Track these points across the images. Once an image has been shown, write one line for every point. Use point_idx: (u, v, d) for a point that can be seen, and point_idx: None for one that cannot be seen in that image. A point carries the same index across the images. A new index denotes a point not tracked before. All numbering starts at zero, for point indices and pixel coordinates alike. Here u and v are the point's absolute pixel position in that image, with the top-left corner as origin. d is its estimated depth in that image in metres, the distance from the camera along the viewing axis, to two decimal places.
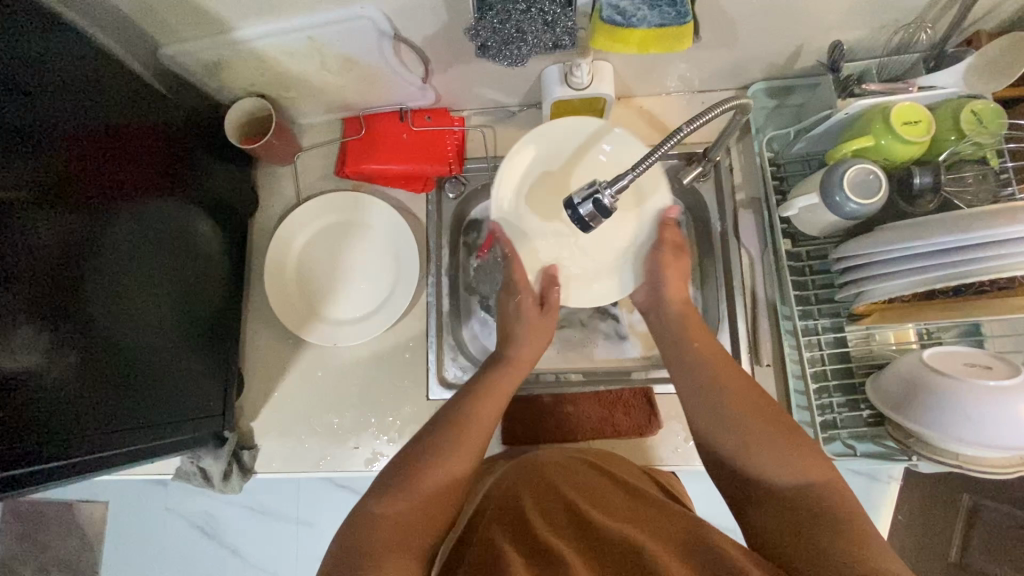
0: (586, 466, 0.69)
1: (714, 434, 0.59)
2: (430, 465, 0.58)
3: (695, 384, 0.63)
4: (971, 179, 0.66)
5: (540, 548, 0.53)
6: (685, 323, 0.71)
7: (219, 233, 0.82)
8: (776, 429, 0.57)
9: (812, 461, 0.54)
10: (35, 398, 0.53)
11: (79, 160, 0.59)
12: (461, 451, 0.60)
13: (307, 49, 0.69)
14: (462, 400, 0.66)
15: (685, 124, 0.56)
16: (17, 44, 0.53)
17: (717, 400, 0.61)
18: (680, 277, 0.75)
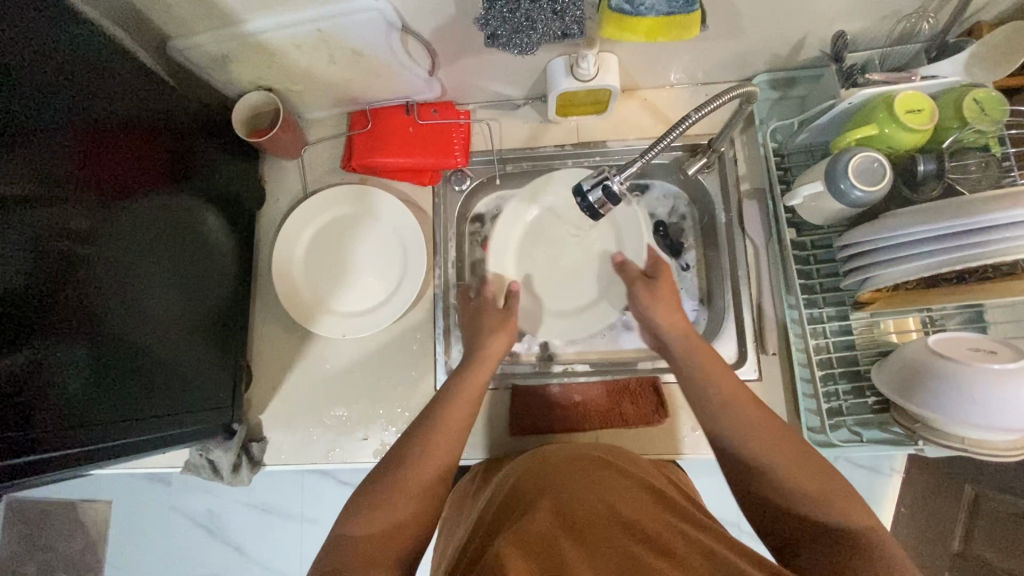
0: (598, 459, 0.67)
1: (741, 461, 0.59)
2: (394, 494, 0.58)
3: (725, 419, 0.62)
4: (975, 167, 0.67)
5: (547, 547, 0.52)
6: (693, 347, 0.70)
7: (228, 227, 0.83)
8: (805, 468, 0.56)
9: (853, 504, 0.53)
10: (45, 389, 0.53)
11: (90, 153, 0.60)
12: (423, 479, 0.60)
13: (315, 42, 0.70)
14: (432, 420, 0.66)
15: (694, 112, 0.58)
16: (27, 33, 0.53)
17: (737, 435, 0.60)
18: (669, 308, 0.75)
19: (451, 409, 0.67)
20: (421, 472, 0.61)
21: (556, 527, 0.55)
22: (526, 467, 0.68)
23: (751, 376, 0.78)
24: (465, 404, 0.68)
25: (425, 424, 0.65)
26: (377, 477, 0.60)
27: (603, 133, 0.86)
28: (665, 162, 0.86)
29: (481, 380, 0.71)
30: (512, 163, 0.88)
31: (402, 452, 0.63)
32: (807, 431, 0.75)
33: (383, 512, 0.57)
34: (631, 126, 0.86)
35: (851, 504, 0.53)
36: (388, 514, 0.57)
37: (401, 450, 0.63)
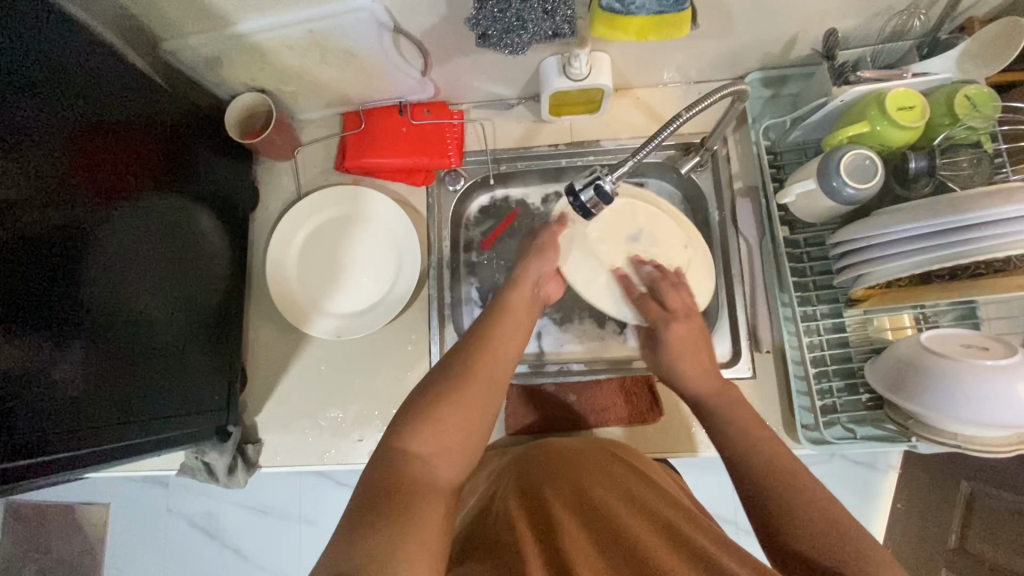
0: (605, 453, 0.69)
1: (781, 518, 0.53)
2: (453, 409, 0.57)
3: (784, 496, 0.54)
4: (966, 163, 0.67)
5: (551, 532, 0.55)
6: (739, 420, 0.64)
7: (221, 228, 0.82)
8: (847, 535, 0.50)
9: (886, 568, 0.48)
10: (42, 391, 0.53)
11: (83, 154, 0.60)
12: (475, 404, 0.58)
13: (308, 43, 0.70)
14: (484, 341, 0.65)
15: (685, 111, 0.57)
16: (22, 37, 0.54)
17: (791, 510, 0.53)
18: (694, 354, 0.72)
19: (504, 332, 0.68)
20: (476, 389, 0.60)
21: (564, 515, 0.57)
22: (530, 454, 0.70)
23: (745, 374, 0.78)
24: (517, 329, 0.69)
25: (465, 359, 0.63)
26: (426, 392, 0.59)
27: (596, 132, 0.86)
28: (658, 160, 0.87)
29: (525, 308, 0.72)
30: (505, 163, 0.88)
31: (455, 378, 0.60)
32: (801, 429, 0.75)
33: (439, 426, 0.55)
34: (624, 125, 0.86)
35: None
36: (440, 427, 0.55)
37: (458, 368, 0.61)
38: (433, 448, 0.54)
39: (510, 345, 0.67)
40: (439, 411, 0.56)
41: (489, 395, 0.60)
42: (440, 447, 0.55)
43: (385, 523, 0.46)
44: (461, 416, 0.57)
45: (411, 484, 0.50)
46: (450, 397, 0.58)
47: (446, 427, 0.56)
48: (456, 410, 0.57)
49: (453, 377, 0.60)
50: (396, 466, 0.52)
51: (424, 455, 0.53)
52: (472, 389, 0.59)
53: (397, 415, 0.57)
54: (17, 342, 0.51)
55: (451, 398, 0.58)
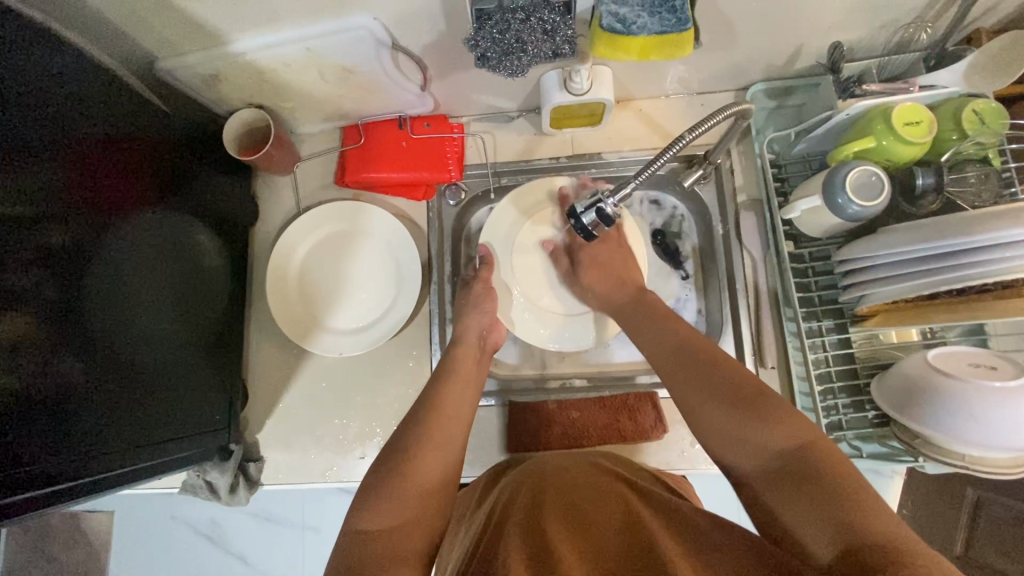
0: (591, 465, 0.68)
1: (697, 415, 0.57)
2: (406, 489, 0.57)
3: (687, 388, 0.58)
4: (973, 179, 0.66)
5: (543, 551, 0.51)
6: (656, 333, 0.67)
7: (220, 244, 0.82)
8: (744, 399, 0.54)
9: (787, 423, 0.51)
10: (45, 414, 0.53)
11: (80, 175, 0.59)
12: (427, 478, 0.59)
13: (305, 60, 0.69)
14: (433, 403, 0.66)
15: (688, 131, 0.57)
16: (17, 62, 0.53)
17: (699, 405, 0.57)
18: (600, 274, 0.79)
19: (449, 394, 0.68)
20: (428, 453, 0.61)
21: (553, 526, 0.55)
22: (526, 472, 0.68)
23: None
24: (463, 379, 0.70)
25: (420, 418, 0.64)
26: (381, 467, 0.60)
27: (598, 144, 0.85)
28: (662, 174, 0.86)
29: (471, 367, 0.73)
30: (506, 176, 0.87)
31: (405, 449, 0.61)
32: None
33: (397, 501, 0.56)
34: (626, 137, 0.85)
35: (795, 426, 0.51)
36: (400, 501, 0.56)
37: (407, 437, 0.62)
38: (392, 522, 0.55)
39: (456, 400, 0.68)
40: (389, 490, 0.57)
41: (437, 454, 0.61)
42: (403, 523, 0.55)
43: None
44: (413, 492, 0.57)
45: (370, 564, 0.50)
46: (402, 469, 0.59)
47: (398, 503, 0.56)
48: (414, 480, 0.58)
49: (399, 448, 0.62)
50: (359, 545, 0.52)
51: (391, 526, 0.54)
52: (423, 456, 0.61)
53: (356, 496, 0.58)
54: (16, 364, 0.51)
55: (408, 471, 0.59)
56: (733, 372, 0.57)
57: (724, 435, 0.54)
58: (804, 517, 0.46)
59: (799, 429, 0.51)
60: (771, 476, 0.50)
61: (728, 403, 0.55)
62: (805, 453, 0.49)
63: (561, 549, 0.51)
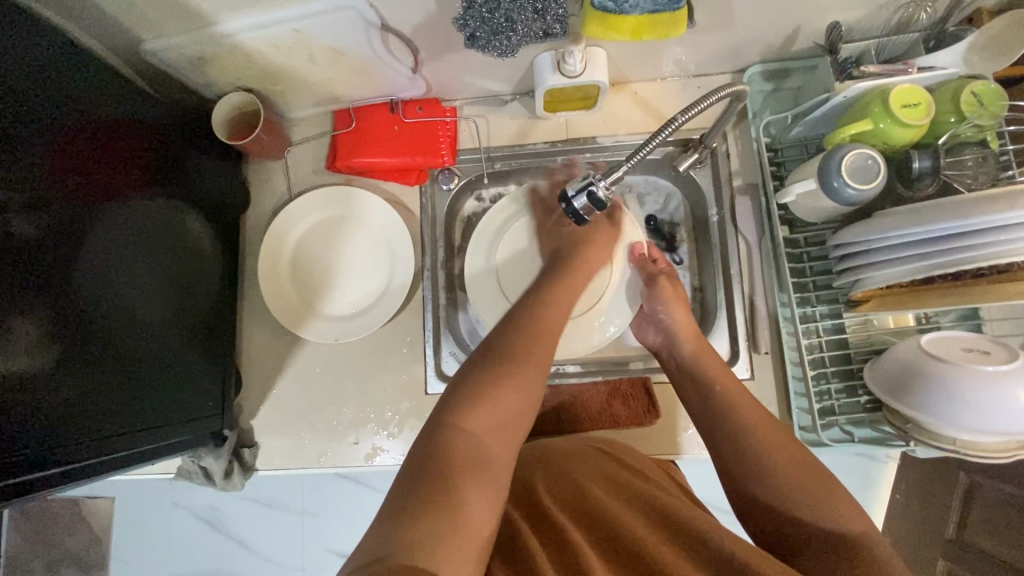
0: (600, 453, 0.68)
1: (749, 473, 0.59)
2: (509, 375, 0.58)
3: (746, 444, 0.60)
4: (971, 162, 0.66)
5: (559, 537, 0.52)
6: (734, 399, 0.65)
7: (211, 230, 0.81)
8: (816, 488, 0.56)
9: (846, 507, 0.54)
10: (40, 399, 0.54)
11: (71, 158, 0.59)
12: (529, 377, 0.59)
13: (293, 41, 0.67)
14: (520, 350, 0.61)
15: (681, 113, 0.56)
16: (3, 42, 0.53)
17: (767, 468, 0.58)
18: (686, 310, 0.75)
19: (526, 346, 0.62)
20: (512, 395, 0.57)
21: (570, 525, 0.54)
22: (526, 464, 0.67)
23: (743, 375, 0.78)
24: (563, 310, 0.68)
25: (523, 322, 0.64)
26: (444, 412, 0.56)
27: (593, 128, 0.84)
28: (658, 157, 0.85)
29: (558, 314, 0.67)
30: (500, 161, 0.86)
31: (505, 361, 0.60)
32: (799, 430, 0.75)
33: (463, 441, 0.53)
34: (621, 120, 0.84)
35: (850, 511, 0.54)
36: (476, 423, 0.55)
37: (472, 386, 0.57)
38: (488, 429, 0.55)
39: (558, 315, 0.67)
40: (495, 390, 0.57)
41: (538, 369, 0.61)
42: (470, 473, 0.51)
43: (430, 495, 0.47)
44: (516, 397, 0.57)
45: (458, 464, 0.51)
46: (501, 369, 0.59)
47: (501, 403, 0.57)
48: (483, 426, 0.55)
49: (506, 354, 0.60)
50: (415, 477, 0.49)
51: (454, 462, 0.51)
52: (507, 400, 0.57)
53: (442, 397, 0.58)
54: (12, 348, 0.52)
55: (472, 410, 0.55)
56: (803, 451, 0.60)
57: (785, 505, 0.56)
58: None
59: (856, 518, 0.54)
60: (821, 548, 0.51)
61: (795, 476, 0.57)
62: (859, 537, 0.52)
63: (575, 539, 0.52)
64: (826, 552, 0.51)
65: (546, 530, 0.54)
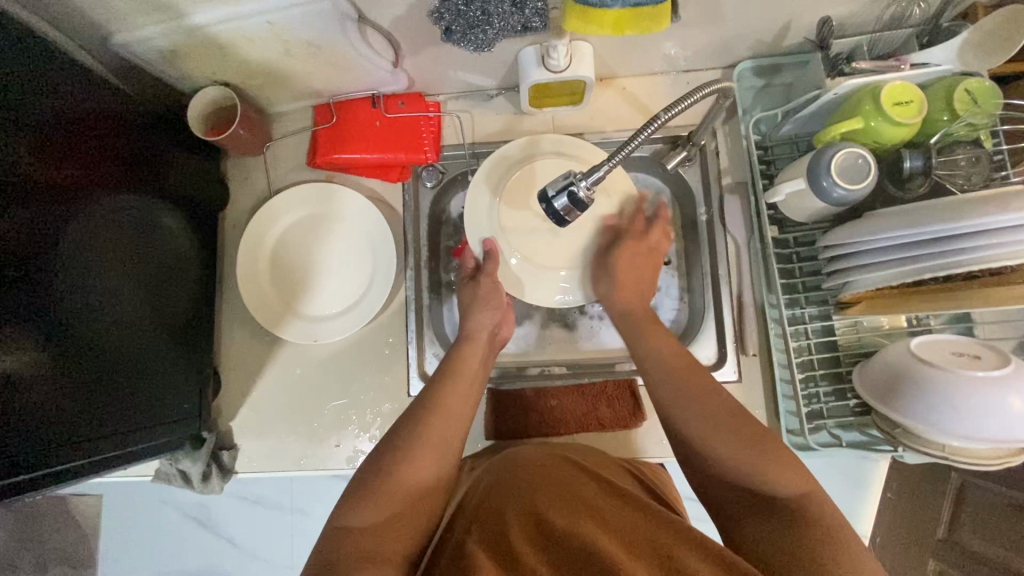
0: (562, 460, 0.64)
1: (696, 447, 0.57)
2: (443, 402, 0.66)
3: (689, 413, 0.59)
4: (963, 161, 0.63)
5: (512, 553, 0.49)
6: (676, 366, 0.63)
7: (188, 227, 0.79)
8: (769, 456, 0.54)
9: (796, 475, 0.53)
10: (16, 401, 0.53)
11: (42, 154, 0.57)
12: (463, 405, 0.67)
13: (268, 34, 0.65)
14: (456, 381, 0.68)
15: (663, 111, 0.54)
16: None
17: (709, 442, 0.56)
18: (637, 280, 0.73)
19: (453, 392, 0.67)
20: (447, 422, 0.64)
21: (519, 523, 0.52)
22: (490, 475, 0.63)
23: (730, 377, 0.77)
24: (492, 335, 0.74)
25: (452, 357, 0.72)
26: (385, 451, 0.62)
27: (580, 124, 0.83)
28: (646, 155, 0.83)
29: (480, 354, 0.72)
30: (484, 158, 0.84)
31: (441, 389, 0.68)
32: (787, 433, 0.74)
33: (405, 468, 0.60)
34: (608, 117, 0.82)
35: (797, 475, 0.52)
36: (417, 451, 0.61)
37: (409, 433, 0.62)
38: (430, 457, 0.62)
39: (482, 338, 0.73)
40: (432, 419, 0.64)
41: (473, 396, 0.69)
42: (395, 516, 0.57)
43: (364, 516, 0.56)
44: (450, 423, 0.64)
45: (395, 488, 0.58)
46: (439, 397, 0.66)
47: (438, 431, 0.63)
48: (422, 469, 0.60)
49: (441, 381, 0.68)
50: (359, 501, 0.57)
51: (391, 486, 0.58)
52: (435, 436, 0.63)
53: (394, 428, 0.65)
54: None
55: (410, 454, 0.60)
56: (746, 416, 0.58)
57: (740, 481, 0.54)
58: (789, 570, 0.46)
59: (809, 488, 0.52)
60: (783, 530, 0.49)
61: (741, 447, 0.55)
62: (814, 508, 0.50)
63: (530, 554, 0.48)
64: (788, 535, 0.48)
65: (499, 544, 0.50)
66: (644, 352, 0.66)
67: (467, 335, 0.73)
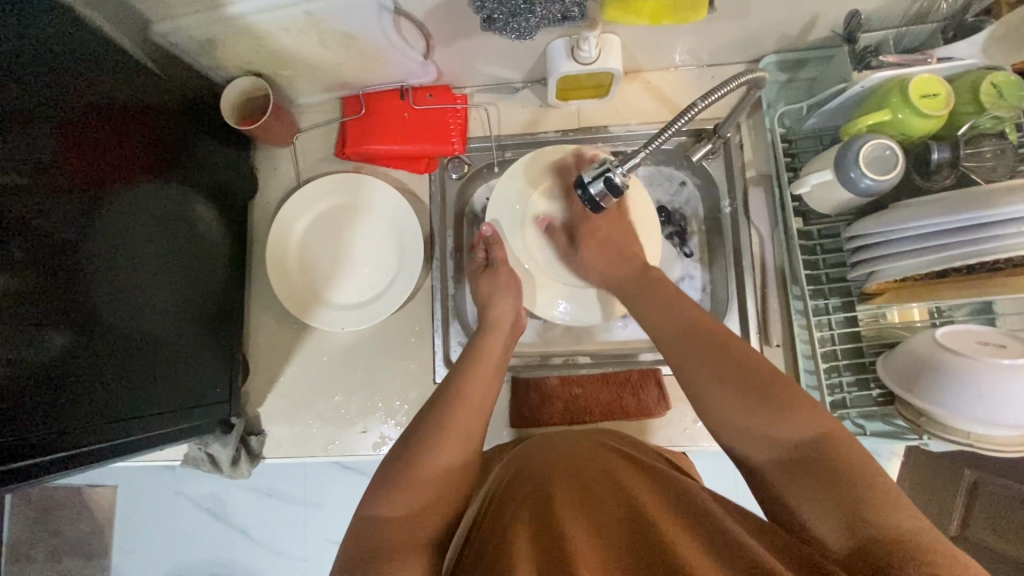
0: (597, 443, 0.65)
1: (702, 403, 0.56)
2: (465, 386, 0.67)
3: (691, 365, 0.57)
4: (989, 154, 0.64)
5: (550, 521, 0.51)
6: (680, 320, 0.62)
7: (219, 216, 0.80)
8: (766, 394, 0.51)
9: (799, 411, 0.50)
10: (50, 383, 0.53)
11: (81, 141, 0.58)
12: (479, 388, 0.67)
13: (304, 25, 0.66)
14: (476, 367, 0.69)
15: (700, 99, 0.55)
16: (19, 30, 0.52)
17: (710, 389, 0.55)
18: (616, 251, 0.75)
19: (473, 384, 0.67)
20: (463, 412, 0.64)
21: (560, 503, 0.53)
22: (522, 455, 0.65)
23: None
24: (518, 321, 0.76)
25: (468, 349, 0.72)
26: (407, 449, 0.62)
27: (604, 117, 0.84)
28: (670, 148, 0.84)
29: (501, 342, 0.73)
30: (510, 150, 0.86)
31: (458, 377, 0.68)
32: None
33: (430, 459, 0.59)
34: (633, 110, 0.83)
35: (807, 415, 0.49)
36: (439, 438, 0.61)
37: (431, 421, 0.63)
38: (450, 449, 0.61)
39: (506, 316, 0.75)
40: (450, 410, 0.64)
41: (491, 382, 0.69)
42: (427, 506, 0.57)
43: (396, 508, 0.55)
44: (465, 416, 0.64)
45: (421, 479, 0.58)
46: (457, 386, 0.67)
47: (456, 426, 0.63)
48: (447, 462, 0.60)
49: (460, 367, 0.69)
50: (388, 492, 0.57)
51: (418, 478, 0.58)
52: (455, 427, 0.62)
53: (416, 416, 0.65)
54: (25, 331, 0.51)
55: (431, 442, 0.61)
56: (756, 360, 0.55)
57: (741, 431, 0.52)
58: (820, 515, 0.45)
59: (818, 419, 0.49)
60: (789, 473, 0.48)
61: (740, 390, 0.53)
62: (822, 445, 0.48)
63: (570, 525, 0.50)
64: (797, 479, 0.47)
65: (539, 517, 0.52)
66: (654, 315, 0.65)
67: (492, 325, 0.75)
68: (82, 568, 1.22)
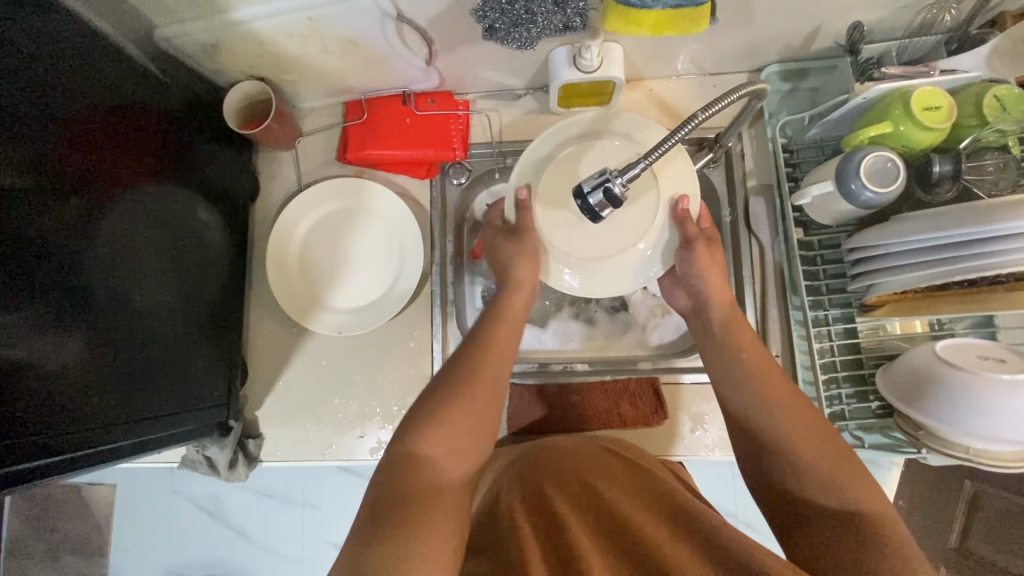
0: (604, 453, 0.67)
1: (759, 440, 0.57)
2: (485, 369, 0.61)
3: (752, 401, 0.58)
4: (992, 167, 0.64)
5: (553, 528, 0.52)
6: (755, 359, 0.61)
7: (219, 219, 0.80)
8: (828, 452, 0.54)
9: (854, 477, 0.53)
10: (51, 386, 0.53)
11: (82, 144, 0.58)
12: (498, 370, 0.62)
13: (308, 30, 0.67)
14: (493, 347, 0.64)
15: (701, 111, 0.54)
16: (22, 31, 0.52)
17: (773, 431, 0.56)
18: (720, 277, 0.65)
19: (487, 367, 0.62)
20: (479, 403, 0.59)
21: (567, 516, 0.53)
22: (526, 461, 0.66)
23: None
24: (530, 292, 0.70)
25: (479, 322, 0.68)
26: (400, 441, 0.57)
27: None
28: None
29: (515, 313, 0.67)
30: (511, 156, 0.86)
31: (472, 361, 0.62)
32: None
33: (438, 450, 0.56)
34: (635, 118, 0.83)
35: (861, 485, 0.52)
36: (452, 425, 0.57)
37: (441, 403, 0.58)
38: (457, 439, 0.57)
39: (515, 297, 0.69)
40: (463, 400, 0.58)
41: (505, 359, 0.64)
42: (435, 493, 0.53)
43: (399, 501, 0.51)
44: (481, 407, 0.59)
45: (427, 474, 0.54)
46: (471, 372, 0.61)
47: (467, 418, 0.58)
48: (445, 467, 0.56)
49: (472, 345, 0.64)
50: (391, 483, 0.53)
51: (426, 470, 0.54)
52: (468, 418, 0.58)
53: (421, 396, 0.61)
54: (30, 337, 0.52)
55: (425, 436, 0.56)
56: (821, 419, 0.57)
57: (792, 482, 0.54)
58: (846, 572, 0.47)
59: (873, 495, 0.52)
60: (830, 528, 0.51)
61: (806, 443, 0.55)
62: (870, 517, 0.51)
63: (574, 534, 0.51)
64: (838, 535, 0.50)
65: (542, 524, 0.53)
66: (716, 341, 0.64)
67: (514, 284, 0.68)
68: (80, 566, 1.22)
